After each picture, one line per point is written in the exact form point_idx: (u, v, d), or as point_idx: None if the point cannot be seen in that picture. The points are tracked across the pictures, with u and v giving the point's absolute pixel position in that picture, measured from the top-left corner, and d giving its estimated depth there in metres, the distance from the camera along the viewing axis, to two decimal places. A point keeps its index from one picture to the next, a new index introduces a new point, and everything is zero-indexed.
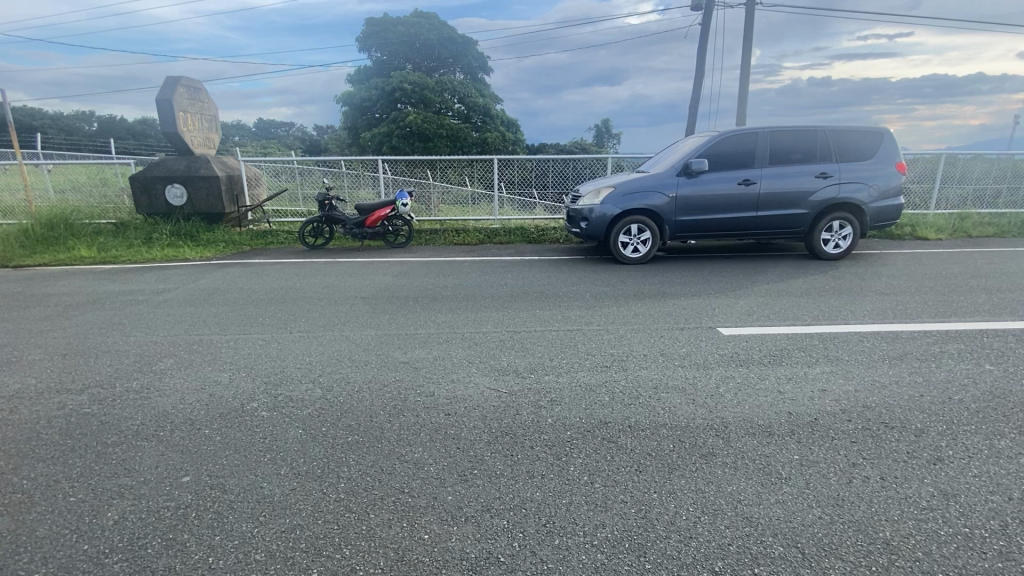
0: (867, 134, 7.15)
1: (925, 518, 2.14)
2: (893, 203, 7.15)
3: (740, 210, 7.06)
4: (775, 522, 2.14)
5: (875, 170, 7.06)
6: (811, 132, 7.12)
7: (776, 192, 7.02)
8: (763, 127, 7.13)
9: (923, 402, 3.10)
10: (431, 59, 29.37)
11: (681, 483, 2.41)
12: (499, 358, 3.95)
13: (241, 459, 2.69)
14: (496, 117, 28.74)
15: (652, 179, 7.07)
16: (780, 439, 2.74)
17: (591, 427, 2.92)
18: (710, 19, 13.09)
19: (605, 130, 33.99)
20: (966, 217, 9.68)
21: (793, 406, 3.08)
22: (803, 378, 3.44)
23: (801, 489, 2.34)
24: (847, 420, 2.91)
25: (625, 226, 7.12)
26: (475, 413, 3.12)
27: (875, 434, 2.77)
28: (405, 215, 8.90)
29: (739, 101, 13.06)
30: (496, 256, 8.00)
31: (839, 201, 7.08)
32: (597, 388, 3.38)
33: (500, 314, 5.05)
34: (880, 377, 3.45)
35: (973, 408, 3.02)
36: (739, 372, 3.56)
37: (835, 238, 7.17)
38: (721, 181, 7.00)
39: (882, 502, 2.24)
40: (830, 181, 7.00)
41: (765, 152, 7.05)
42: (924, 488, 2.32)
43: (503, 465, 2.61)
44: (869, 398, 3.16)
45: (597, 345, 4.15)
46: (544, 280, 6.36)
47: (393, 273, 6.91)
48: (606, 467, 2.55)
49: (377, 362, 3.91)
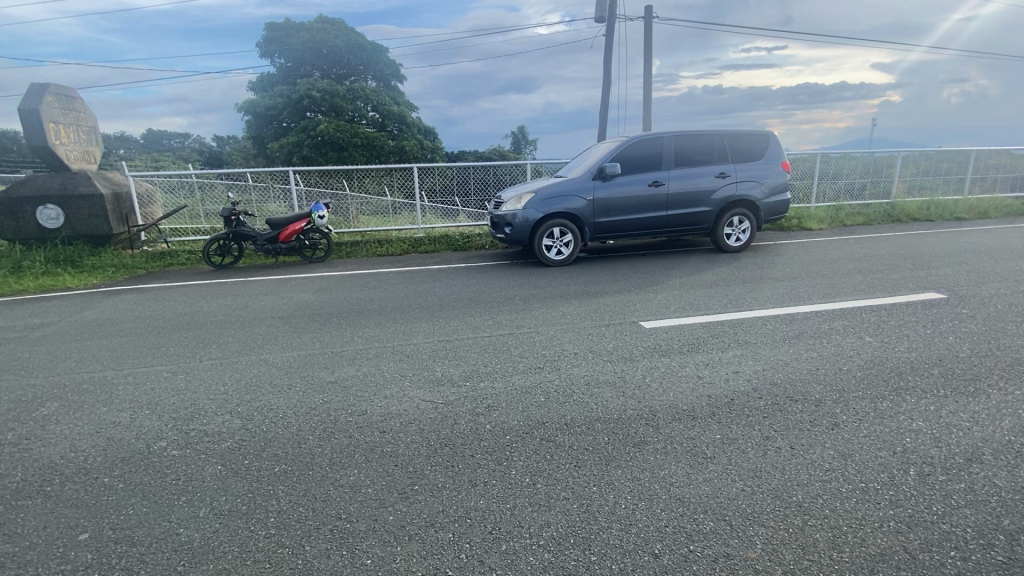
0: (756, 137, 7.86)
1: (829, 478, 2.39)
2: (782, 198, 7.92)
3: (652, 210, 7.50)
4: (704, 500, 2.29)
5: (765, 169, 7.79)
6: (709, 136, 7.72)
7: (682, 192, 7.53)
8: (667, 132, 7.62)
9: (820, 374, 3.47)
10: (340, 66, 28.38)
11: (619, 473, 2.50)
12: (432, 368, 3.89)
13: (151, 506, 2.43)
14: (411, 125, 28.36)
15: (570, 184, 7.32)
16: (703, 421, 2.94)
17: (529, 428, 2.96)
18: (612, 32, 13.85)
19: (522, 138, 34.70)
20: (840, 209, 10.95)
21: (712, 389, 3.32)
22: (718, 363, 3.72)
23: (724, 466, 2.52)
24: (758, 397, 3.19)
25: (548, 230, 7.31)
26: (412, 427, 3.05)
27: (783, 408, 3.05)
28: (322, 228, 8.52)
29: (644, 108, 13.91)
30: (422, 265, 7.87)
31: (737, 198, 7.73)
32: (532, 390, 3.43)
33: (431, 323, 4.98)
34: (782, 355, 3.80)
35: (859, 376, 3.42)
36: (662, 362, 3.78)
37: (736, 232, 7.84)
38: (634, 184, 7.39)
39: (794, 469, 2.46)
40: (728, 180, 7.64)
41: (671, 156, 7.55)
42: (826, 451, 2.59)
43: (445, 477, 2.57)
44: (775, 375, 3.48)
45: (529, 348, 4.21)
46: (472, 287, 6.37)
47: (313, 289, 6.59)
48: (547, 466, 2.60)
49: (302, 384, 3.70)
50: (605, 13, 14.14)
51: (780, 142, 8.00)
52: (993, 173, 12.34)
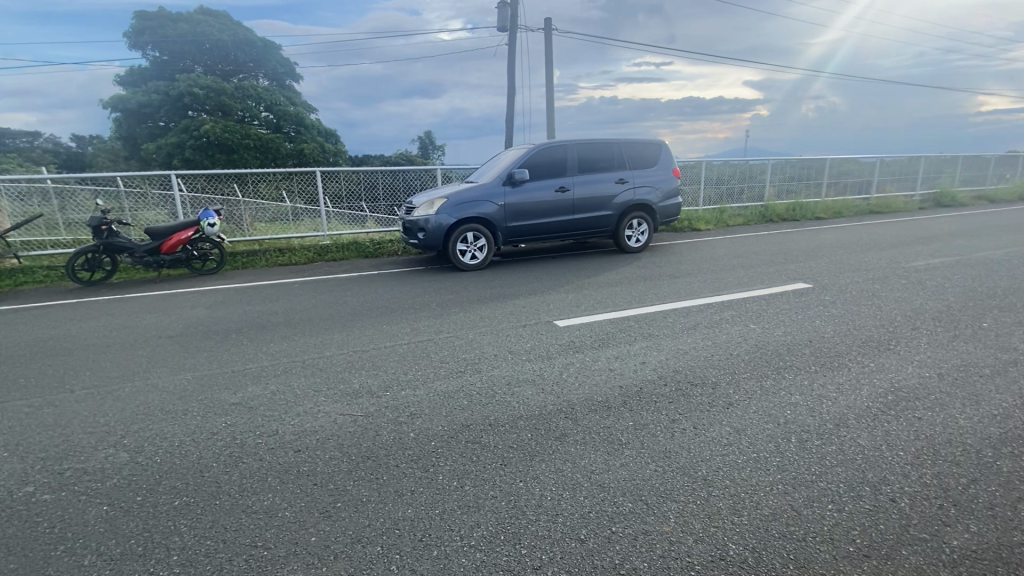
0: (650, 146, 8.49)
1: (727, 451, 2.67)
2: (674, 202, 8.63)
3: (559, 214, 7.81)
4: (622, 483, 2.45)
5: (658, 175, 8.44)
6: (608, 144, 8.22)
7: (586, 197, 7.93)
8: (570, 140, 7.99)
9: (714, 359, 3.85)
10: (227, 63, 26.25)
11: (543, 467, 2.60)
12: (349, 380, 3.75)
13: (19, 562, 2.10)
14: (310, 127, 26.94)
15: (480, 189, 7.40)
16: (617, 410, 3.14)
17: (453, 432, 2.96)
18: (515, 41, 14.22)
19: (429, 142, 34.36)
20: (722, 211, 12.17)
21: (623, 380, 3.55)
22: (627, 355, 3.98)
23: (638, 450, 2.71)
24: (664, 384, 3.47)
25: (460, 235, 7.33)
26: (330, 442, 2.93)
27: (685, 392, 3.34)
28: (214, 237, 7.82)
29: (548, 116, 14.44)
30: (330, 274, 7.53)
31: (635, 202, 8.30)
32: (454, 394, 3.43)
33: (344, 334, 4.79)
34: (683, 345, 4.16)
35: (746, 359, 3.84)
36: (577, 358, 3.96)
37: (636, 234, 8.42)
38: (542, 189, 7.65)
39: (698, 447, 2.72)
40: (626, 186, 8.18)
41: (574, 163, 7.92)
42: (723, 428, 2.89)
43: (369, 490, 2.50)
44: (677, 363, 3.80)
45: (449, 352, 4.21)
46: (386, 294, 6.22)
47: (207, 304, 6.04)
48: (473, 468, 2.62)
49: (202, 408, 3.39)
50: (507, 22, 14.50)
51: (670, 151, 8.71)
52: (842, 179, 14.34)
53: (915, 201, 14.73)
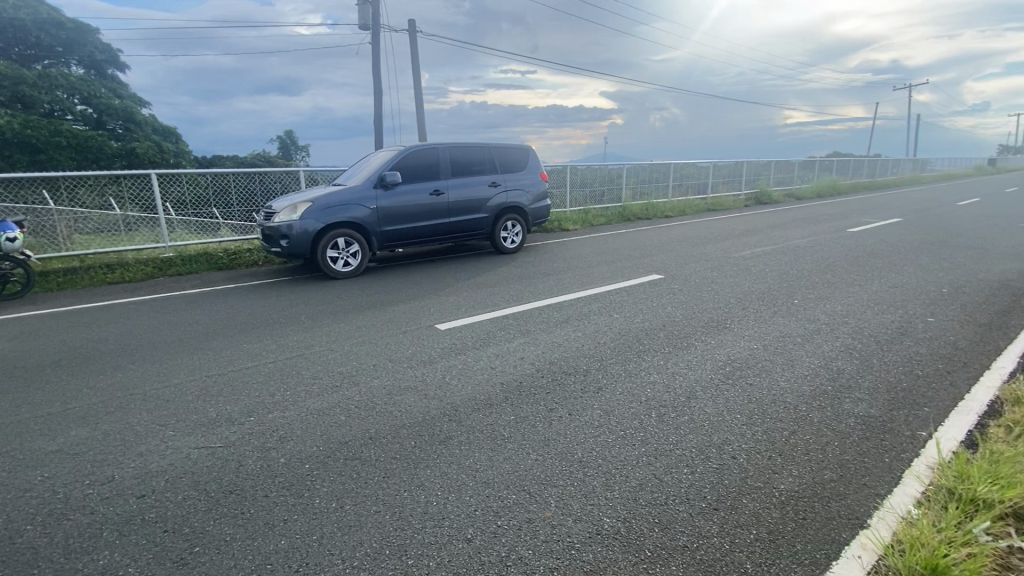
0: (519, 150, 8.82)
1: (599, 432, 2.88)
2: (544, 204, 9.07)
3: (434, 217, 7.76)
4: (506, 477, 2.51)
5: (528, 179, 8.79)
6: (478, 148, 8.36)
7: (460, 200, 7.99)
8: (441, 143, 7.99)
9: (585, 349, 4.13)
10: (23, 44, 21.81)
11: (428, 473, 2.57)
12: (206, 408, 3.34)
13: None
14: (142, 123, 23.46)
15: (349, 193, 7.07)
16: (498, 406, 3.21)
17: (330, 451, 2.80)
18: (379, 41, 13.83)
19: (291, 143, 31.92)
20: (588, 212, 13.08)
21: (503, 376, 3.65)
22: (506, 352, 4.09)
23: (519, 442, 2.80)
24: (541, 377, 3.63)
25: (330, 241, 6.93)
26: (184, 481, 2.59)
27: (561, 382, 3.53)
28: (16, 254, 6.44)
29: (418, 119, 14.28)
30: (178, 290, 6.63)
31: (508, 205, 8.55)
32: (329, 411, 3.24)
33: (198, 357, 4.26)
34: (557, 338, 4.40)
35: (612, 346, 4.18)
36: (457, 360, 3.97)
37: (510, 236, 8.69)
38: (416, 192, 7.54)
39: (574, 432, 2.89)
40: (499, 189, 8.40)
41: (447, 166, 7.93)
42: (595, 412, 3.11)
43: (235, 527, 2.25)
44: (552, 356, 4.00)
45: (322, 367, 3.95)
46: (247, 309, 5.65)
47: (9, 335, 4.95)
48: (353, 486, 2.50)
49: (5, 463, 2.77)
50: (369, 20, 14.03)
51: (537, 156, 9.13)
52: (685, 182, 16.27)
53: (741, 200, 17.25)
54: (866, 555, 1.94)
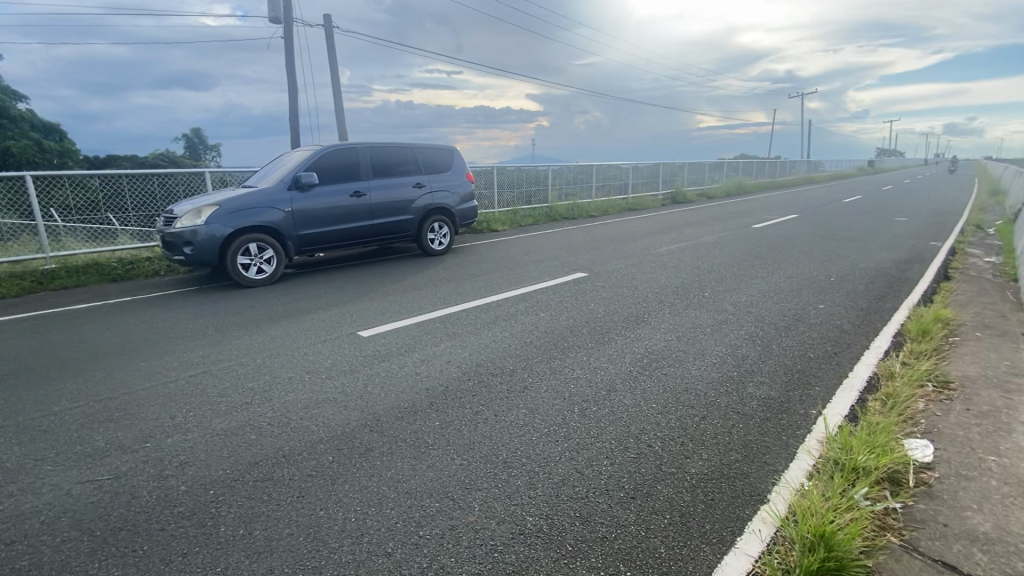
0: (443, 151, 8.72)
1: (524, 432, 2.89)
2: (471, 205, 9.02)
3: (356, 219, 7.49)
4: (429, 485, 2.45)
5: (453, 180, 8.71)
6: (401, 149, 8.18)
7: (383, 202, 7.76)
8: (361, 143, 7.74)
9: (512, 349, 4.14)
10: None
11: (346, 488, 2.45)
12: (92, 437, 3.00)
13: None
14: (16, 119, 20.76)
15: (261, 195, 6.65)
16: (422, 413, 3.14)
17: (239, 474, 2.60)
18: (292, 35, 13.16)
19: (198, 142, 29.60)
20: (516, 213, 13.21)
21: (428, 381, 3.58)
22: (432, 357, 4.02)
23: (443, 448, 2.75)
24: (467, 379, 3.59)
25: (241, 247, 6.49)
26: (63, 521, 2.30)
27: (486, 383, 3.52)
28: None
29: (338, 119, 13.75)
30: (61, 306, 5.92)
31: (433, 206, 8.43)
32: (238, 430, 3.01)
33: (84, 380, 3.81)
34: (484, 340, 4.38)
35: (538, 345, 4.23)
36: (381, 367, 3.85)
37: (437, 237, 8.57)
38: (335, 194, 7.24)
39: (498, 433, 2.88)
40: (423, 190, 8.25)
41: (368, 166, 7.69)
42: (520, 411, 3.12)
43: (124, 567, 2.03)
44: (478, 358, 3.98)
45: (232, 383, 3.68)
46: (145, 324, 5.15)
47: None
48: (264, 509, 2.34)
49: None
50: (280, 14, 13.32)
51: (462, 157, 9.08)
52: (608, 182, 16.86)
53: (660, 199, 18.20)
54: (766, 528, 2.10)
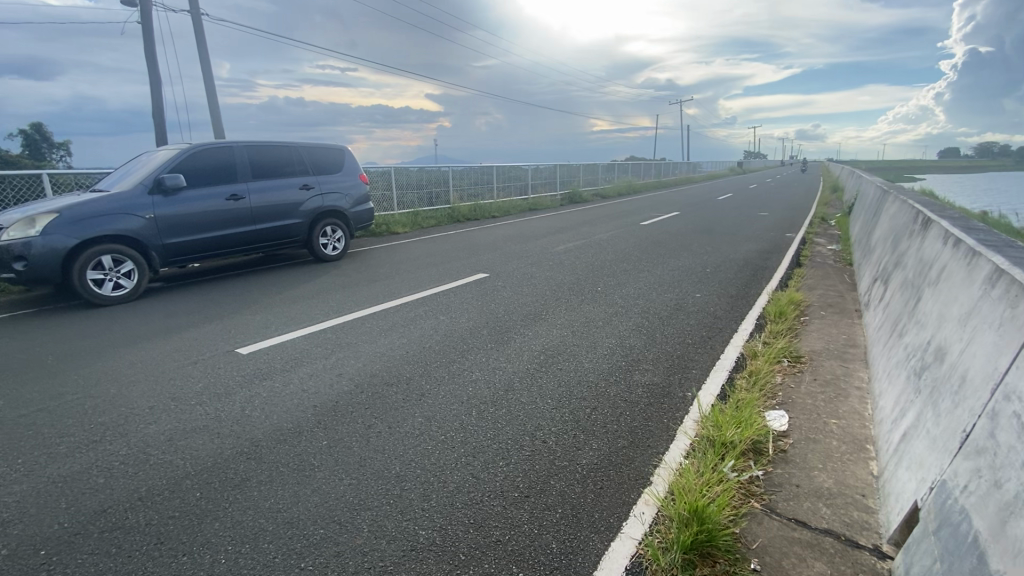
0: (332, 150, 8.25)
1: (418, 441, 2.80)
2: (366, 208, 8.65)
3: (235, 225, 6.85)
4: (313, 511, 2.28)
5: (346, 181, 8.29)
6: (284, 148, 7.62)
7: (266, 205, 7.18)
8: (237, 142, 7.10)
9: (408, 356, 4.01)
10: None
11: (216, 526, 2.20)
12: None
13: None
14: None
15: (114, 200, 5.84)
16: (308, 433, 2.92)
17: (80, 527, 2.23)
18: (151, 21, 11.73)
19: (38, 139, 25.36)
20: (416, 214, 12.91)
21: (316, 398, 3.34)
22: (321, 371, 3.76)
23: (330, 469, 2.58)
24: (359, 392, 3.40)
25: (91, 261, 5.64)
26: None
27: (380, 394, 3.36)
28: None
29: (213, 115, 12.51)
30: None
31: (324, 209, 7.95)
32: (82, 475, 2.59)
33: None
34: (379, 348, 4.20)
35: (436, 349, 4.14)
36: (263, 387, 3.52)
37: (330, 242, 8.09)
38: (207, 198, 6.56)
39: (392, 446, 2.76)
40: (312, 192, 7.75)
41: (246, 167, 7.07)
42: (415, 421, 3.02)
43: None
44: (373, 368, 3.79)
45: (76, 420, 3.16)
46: None
47: None
48: (111, 564, 2.02)
49: None
50: None
51: (354, 157, 8.67)
52: (508, 183, 17.09)
53: (558, 199, 18.85)
54: (648, 511, 2.21)
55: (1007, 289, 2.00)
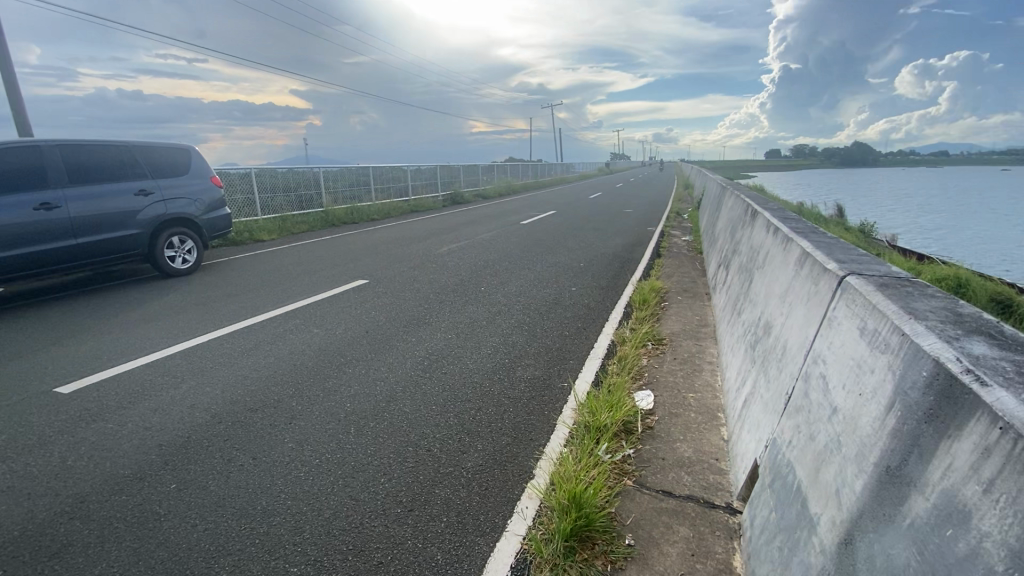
0: (173, 150, 7.24)
1: (290, 469, 2.56)
2: (223, 214, 7.76)
3: (48, 239, 5.73)
4: (159, 569, 1.96)
5: (195, 185, 7.35)
6: (111, 148, 6.53)
7: (92, 215, 6.11)
8: (45, 141, 5.94)
9: (277, 375, 3.67)
10: None
11: None
12: None
13: None
14: None
15: None
16: (153, 477, 2.52)
17: None
18: None
19: None
20: (285, 220, 11.93)
21: (162, 435, 2.90)
22: (169, 403, 3.28)
23: (181, 516, 2.25)
24: (218, 423, 3.02)
25: None
26: None
27: (243, 422, 3.02)
28: None
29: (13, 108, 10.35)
30: None
31: (170, 218, 6.98)
32: None
33: None
34: (242, 370, 3.78)
35: (309, 365, 3.84)
36: (91, 430, 2.97)
37: (180, 254, 7.14)
38: (6, 209, 5.39)
39: (258, 479, 2.49)
40: (152, 198, 6.75)
41: (59, 171, 5.95)
42: (285, 446, 2.76)
43: None
44: (234, 393, 3.40)
45: None
46: None
47: None
48: None
49: None
50: None
51: (204, 158, 7.71)
52: (386, 184, 16.54)
53: (440, 199, 18.70)
54: (531, 504, 2.26)
55: (811, 269, 2.37)
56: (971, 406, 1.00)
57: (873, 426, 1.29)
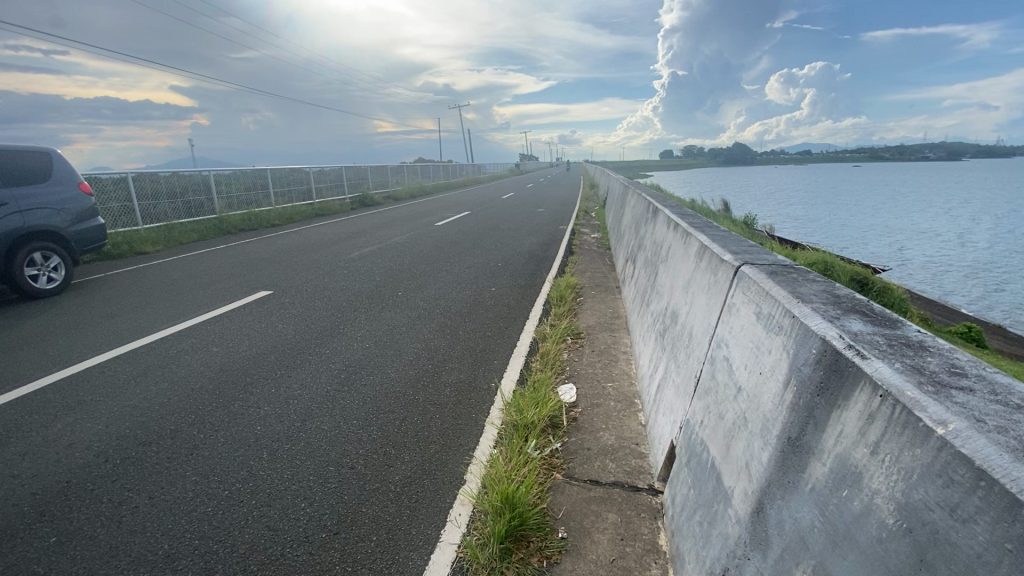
0: (28, 153, 6.23)
1: (196, 505, 2.31)
2: (95, 224, 6.84)
3: None
4: None
5: (58, 192, 6.40)
6: None
7: None
8: None
9: (173, 403, 3.29)
10: None
11: None
12: None
13: None
14: None
15: None
16: (22, 533, 2.15)
17: None
18: None
19: None
20: (170, 228, 10.77)
21: (31, 484, 2.49)
22: (38, 445, 2.82)
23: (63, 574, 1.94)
24: (103, 462, 2.65)
25: None
26: None
27: (135, 459, 2.68)
28: None
29: None
30: None
31: (28, 231, 6.00)
32: None
33: None
34: (129, 400, 3.35)
35: (210, 389, 3.49)
36: None
37: (44, 271, 6.16)
38: None
39: (158, 520, 2.22)
40: (5, 209, 5.76)
41: None
42: (188, 480, 2.49)
43: None
44: (122, 427, 3.00)
45: None
46: None
47: None
48: None
49: None
50: None
51: (68, 161, 6.73)
52: (287, 188, 15.52)
53: (348, 202, 17.89)
54: (464, 510, 2.23)
55: (710, 260, 2.56)
56: (854, 378, 1.13)
57: (773, 402, 1.43)
